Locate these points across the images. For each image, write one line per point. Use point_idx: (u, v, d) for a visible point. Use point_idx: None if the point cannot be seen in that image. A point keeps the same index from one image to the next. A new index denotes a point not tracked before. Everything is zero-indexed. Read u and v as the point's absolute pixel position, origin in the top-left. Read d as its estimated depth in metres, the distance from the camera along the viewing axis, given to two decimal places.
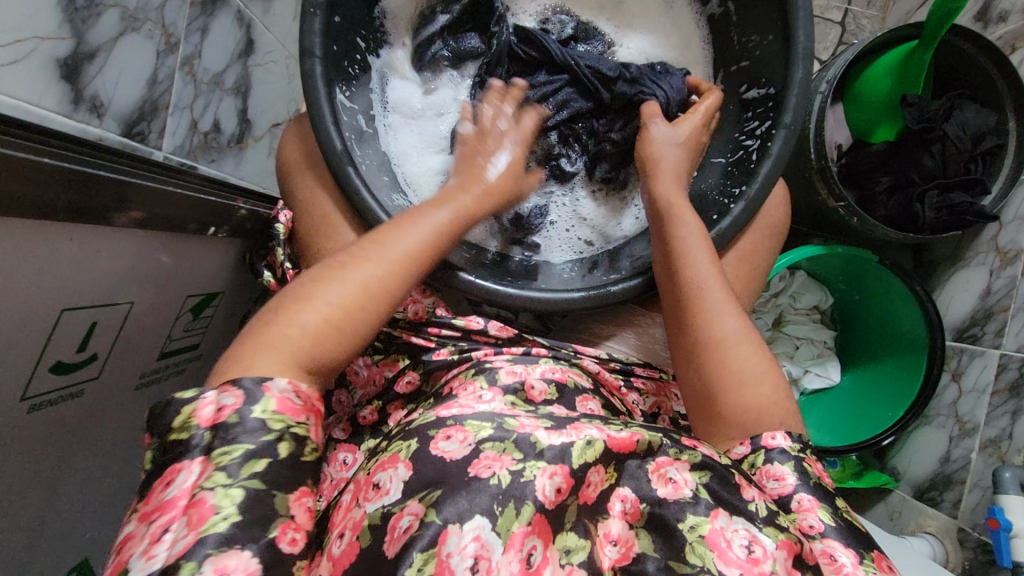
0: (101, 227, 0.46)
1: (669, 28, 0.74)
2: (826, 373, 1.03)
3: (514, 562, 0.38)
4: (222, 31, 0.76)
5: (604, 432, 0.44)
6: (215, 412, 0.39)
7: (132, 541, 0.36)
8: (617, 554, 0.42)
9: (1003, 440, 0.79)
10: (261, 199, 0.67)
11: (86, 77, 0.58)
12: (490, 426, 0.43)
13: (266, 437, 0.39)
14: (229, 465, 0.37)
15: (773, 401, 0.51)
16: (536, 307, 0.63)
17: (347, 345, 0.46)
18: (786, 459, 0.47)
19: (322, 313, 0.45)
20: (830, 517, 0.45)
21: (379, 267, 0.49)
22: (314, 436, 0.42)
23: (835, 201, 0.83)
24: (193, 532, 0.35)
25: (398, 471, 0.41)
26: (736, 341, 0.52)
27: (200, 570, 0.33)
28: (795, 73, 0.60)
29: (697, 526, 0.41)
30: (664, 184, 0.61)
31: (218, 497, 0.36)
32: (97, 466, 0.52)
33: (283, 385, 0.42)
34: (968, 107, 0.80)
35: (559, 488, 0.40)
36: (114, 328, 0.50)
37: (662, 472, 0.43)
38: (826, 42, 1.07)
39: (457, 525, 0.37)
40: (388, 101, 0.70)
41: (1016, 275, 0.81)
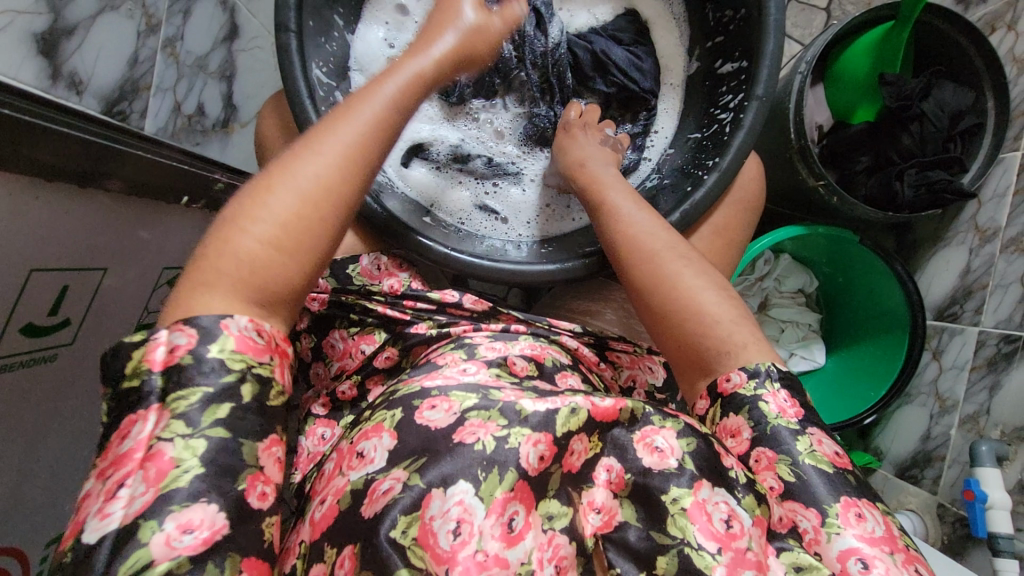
0: (84, 189, 0.48)
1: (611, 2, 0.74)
2: (812, 356, 1.04)
3: (496, 526, 0.38)
4: (205, 15, 0.77)
5: (588, 401, 0.44)
6: (168, 354, 0.40)
7: (93, 499, 0.37)
8: (599, 522, 0.41)
9: (981, 415, 0.80)
10: (241, 172, 0.67)
11: (64, 54, 0.58)
12: (475, 396, 0.44)
13: (229, 380, 0.40)
14: (187, 412, 0.38)
15: (727, 336, 0.50)
16: (514, 280, 0.65)
17: (314, 250, 0.46)
18: (740, 410, 0.47)
19: (269, 231, 0.44)
20: (788, 472, 0.44)
21: (324, 173, 0.46)
22: (277, 375, 0.43)
23: (815, 179, 0.83)
24: (150, 488, 0.36)
25: (382, 441, 0.42)
26: (685, 277, 0.53)
27: (163, 526, 0.34)
28: (767, 45, 0.61)
29: (680, 499, 0.40)
30: (597, 164, 0.65)
31: (177, 451, 0.37)
32: (73, 434, 0.53)
33: (243, 323, 0.42)
34: (945, 86, 0.82)
35: (542, 456, 0.41)
36: (87, 291, 0.51)
37: (647, 440, 0.43)
38: (811, 28, 1.08)
39: (440, 489, 0.38)
40: (353, 60, 0.70)
41: (994, 253, 0.82)
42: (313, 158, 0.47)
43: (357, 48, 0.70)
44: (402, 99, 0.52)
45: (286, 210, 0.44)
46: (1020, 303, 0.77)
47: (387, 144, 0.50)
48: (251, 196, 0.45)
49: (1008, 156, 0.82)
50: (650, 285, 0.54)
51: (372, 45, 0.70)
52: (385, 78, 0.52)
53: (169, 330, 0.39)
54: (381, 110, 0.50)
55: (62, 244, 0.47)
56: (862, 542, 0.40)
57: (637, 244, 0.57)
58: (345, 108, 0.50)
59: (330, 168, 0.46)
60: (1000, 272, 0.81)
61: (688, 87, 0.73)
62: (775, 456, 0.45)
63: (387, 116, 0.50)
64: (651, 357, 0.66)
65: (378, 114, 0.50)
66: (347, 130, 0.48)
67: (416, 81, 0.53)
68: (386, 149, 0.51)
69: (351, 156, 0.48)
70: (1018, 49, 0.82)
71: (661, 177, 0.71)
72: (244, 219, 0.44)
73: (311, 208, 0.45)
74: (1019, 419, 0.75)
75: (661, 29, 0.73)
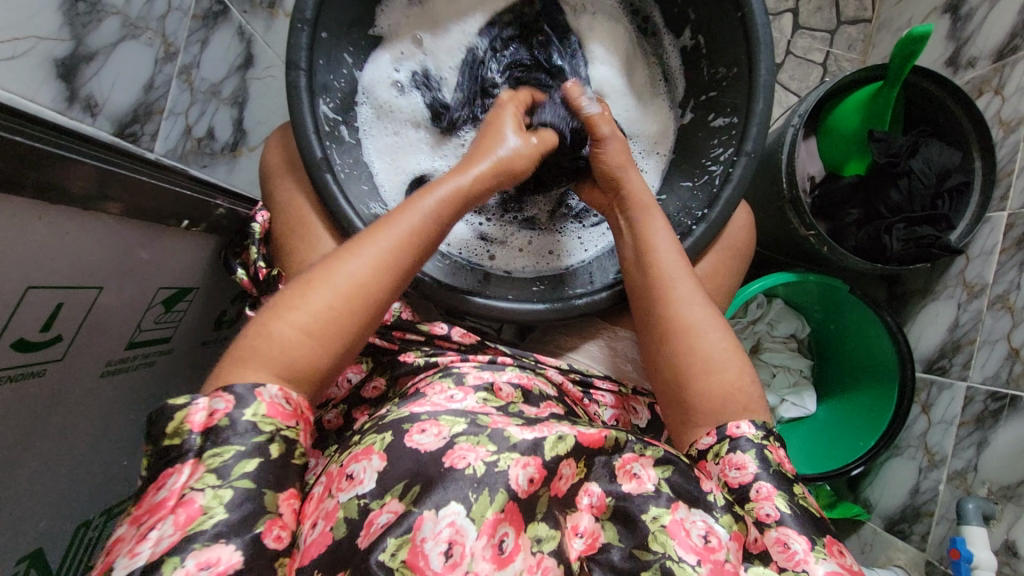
0: (86, 214, 0.49)
1: (620, 46, 0.76)
2: (802, 403, 1.04)
3: (487, 547, 0.40)
4: (222, 44, 0.80)
5: (575, 429, 0.48)
6: (208, 418, 0.44)
7: (121, 543, 0.40)
8: (583, 545, 0.45)
9: (968, 472, 0.80)
10: (242, 198, 0.69)
11: (83, 78, 0.60)
12: (463, 421, 0.47)
13: (258, 438, 0.44)
14: (219, 467, 0.42)
15: (737, 387, 0.55)
16: (504, 317, 0.66)
17: (340, 343, 0.51)
18: (750, 447, 0.51)
19: (304, 322, 0.49)
20: (785, 504, 0.48)
21: (357, 277, 0.51)
22: (301, 439, 0.47)
23: (806, 229, 0.85)
24: (179, 531, 0.39)
25: (372, 463, 0.44)
26: (706, 329, 0.57)
27: (184, 563, 0.38)
28: (757, 104, 0.64)
29: (659, 517, 0.45)
30: (635, 183, 0.66)
31: (207, 498, 0.41)
32: (54, 447, 0.53)
33: (274, 390, 0.47)
34: (933, 145, 0.84)
35: (531, 478, 0.43)
36: (81, 309, 0.52)
37: (628, 468, 0.47)
38: (808, 81, 1.11)
39: (432, 512, 0.40)
40: (362, 86, 0.73)
41: (982, 309, 0.83)
42: (357, 260, 0.52)
43: (366, 82, 0.73)
44: (435, 214, 0.57)
45: (326, 305, 0.50)
46: (1006, 360, 0.78)
47: (420, 252, 0.56)
48: (294, 290, 0.51)
49: (995, 216, 0.84)
50: (672, 329, 0.58)
51: (381, 71, 0.73)
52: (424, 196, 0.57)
53: (211, 396, 0.45)
54: (418, 223, 0.55)
55: (61, 263, 0.48)
56: (841, 568, 0.44)
57: (667, 283, 0.59)
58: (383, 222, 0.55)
59: (363, 272, 0.52)
60: (987, 329, 0.82)
61: (679, 138, 0.76)
62: (774, 490, 0.49)
63: (423, 229, 0.56)
64: (636, 398, 0.67)
65: (411, 228, 0.55)
66: (384, 241, 0.53)
67: (451, 198, 0.58)
68: (418, 258, 0.56)
69: (383, 265, 0.53)
70: (1004, 113, 0.85)
71: None
72: (284, 311, 0.49)
73: (338, 311, 0.50)
74: (1005, 478, 0.74)
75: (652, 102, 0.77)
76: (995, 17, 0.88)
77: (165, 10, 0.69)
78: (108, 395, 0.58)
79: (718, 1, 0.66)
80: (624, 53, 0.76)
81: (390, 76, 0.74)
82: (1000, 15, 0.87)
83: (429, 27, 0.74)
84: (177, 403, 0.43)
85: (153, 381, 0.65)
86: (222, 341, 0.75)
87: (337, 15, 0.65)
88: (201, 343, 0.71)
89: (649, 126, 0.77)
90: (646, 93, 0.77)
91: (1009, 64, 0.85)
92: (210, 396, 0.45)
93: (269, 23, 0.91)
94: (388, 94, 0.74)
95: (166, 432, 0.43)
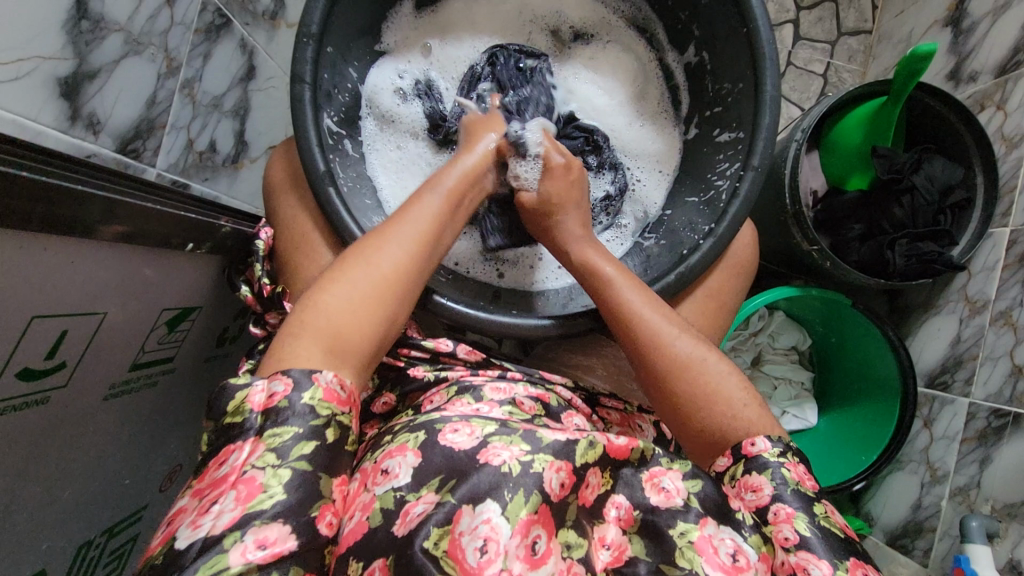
0: (88, 240, 0.49)
1: (625, 67, 0.78)
2: (803, 415, 1.04)
3: (521, 547, 0.41)
4: (224, 56, 0.80)
5: (605, 436, 0.49)
6: (267, 398, 0.44)
7: (182, 514, 0.40)
8: (610, 557, 0.46)
9: (971, 489, 0.80)
10: (243, 216, 0.69)
11: (85, 96, 0.60)
12: (494, 423, 0.48)
13: (315, 422, 0.44)
14: (278, 447, 0.42)
15: (739, 412, 0.54)
16: (507, 333, 0.65)
17: (383, 323, 0.51)
18: (767, 468, 0.50)
19: (346, 303, 0.49)
20: (805, 527, 0.47)
21: (389, 258, 0.52)
22: (353, 426, 0.47)
23: (809, 244, 0.85)
24: (239, 507, 0.39)
25: (407, 458, 0.45)
26: (703, 359, 0.57)
27: (243, 537, 0.38)
28: (764, 120, 0.64)
29: (686, 533, 0.45)
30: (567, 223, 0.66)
31: (266, 477, 0.40)
32: (55, 474, 0.52)
33: (330, 377, 0.46)
34: (935, 161, 0.84)
35: (563, 482, 0.45)
36: (85, 334, 0.51)
37: (655, 481, 0.48)
38: (808, 92, 1.12)
39: (470, 507, 0.41)
40: (366, 96, 0.73)
41: (984, 324, 0.83)
42: (390, 246, 0.53)
43: (374, 99, 0.73)
44: (450, 194, 0.59)
45: (362, 287, 0.50)
46: (1010, 377, 0.78)
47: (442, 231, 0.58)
48: (327, 278, 0.51)
49: (997, 231, 0.84)
50: (667, 371, 0.56)
51: (384, 79, 0.74)
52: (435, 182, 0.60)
53: (270, 378, 0.45)
54: (434, 204, 0.58)
55: (65, 289, 0.48)
56: None
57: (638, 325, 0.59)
58: (403, 210, 0.57)
59: (393, 253, 0.53)
60: (990, 344, 0.82)
61: (683, 156, 0.76)
62: (794, 512, 0.48)
63: (442, 211, 0.58)
64: (641, 416, 0.66)
65: (431, 209, 0.57)
66: (407, 225, 0.55)
67: (459, 185, 0.61)
68: (440, 238, 0.57)
69: (410, 244, 0.54)
70: (1006, 129, 0.85)
71: (655, 237, 0.74)
72: (322, 297, 0.49)
73: (378, 289, 0.51)
74: (1009, 496, 0.75)
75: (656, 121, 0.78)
76: (997, 31, 0.88)
77: (168, 25, 0.69)
78: (111, 417, 0.58)
79: (724, 18, 0.66)
80: (631, 74, 0.78)
81: (394, 83, 0.74)
82: (1002, 30, 0.87)
83: (435, 33, 0.76)
84: (239, 383, 0.44)
85: (157, 400, 0.64)
86: (225, 356, 0.74)
87: (342, 31, 0.65)
88: (205, 359, 0.70)
89: (654, 144, 0.77)
90: (653, 108, 0.78)
91: (1011, 80, 0.85)
92: (268, 379, 0.45)
93: (270, 34, 0.91)
94: (394, 113, 0.74)
95: (226, 412, 0.45)
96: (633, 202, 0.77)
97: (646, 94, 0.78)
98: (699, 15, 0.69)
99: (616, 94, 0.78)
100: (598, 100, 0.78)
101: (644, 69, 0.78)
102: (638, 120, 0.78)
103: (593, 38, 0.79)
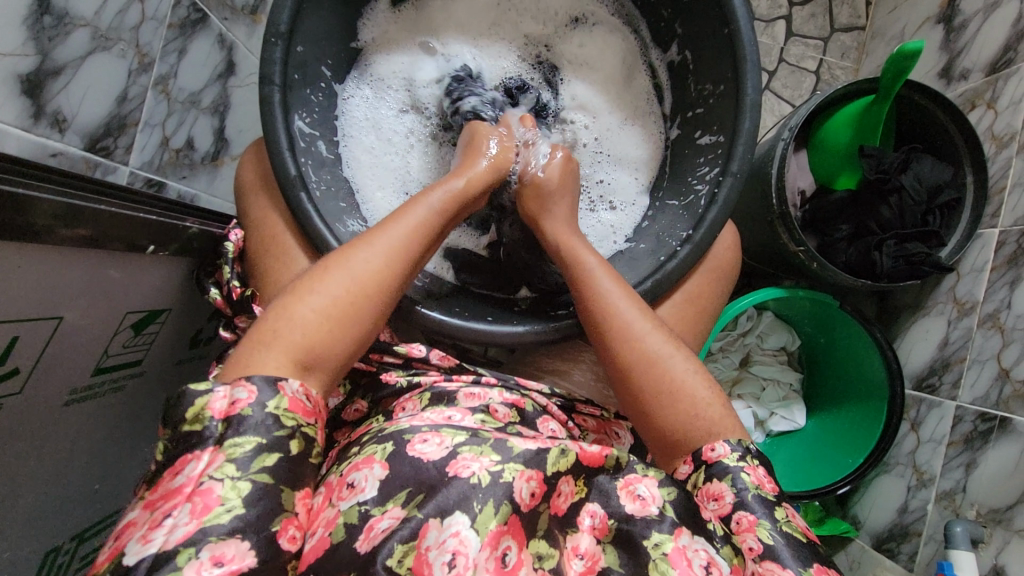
0: (45, 245, 0.47)
1: (614, 65, 0.76)
2: (792, 416, 1.03)
3: (489, 559, 0.41)
4: (200, 52, 0.78)
5: (577, 444, 0.49)
6: (229, 405, 0.42)
7: (132, 527, 0.39)
8: (582, 567, 0.45)
9: (956, 493, 0.79)
10: (213, 217, 0.67)
11: (49, 94, 0.58)
12: (464, 433, 0.47)
13: (279, 434, 0.43)
14: (239, 458, 0.41)
15: (699, 414, 0.53)
16: (483, 340, 0.63)
17: (357, 330, 0.50)
18: (726, 475, 0.49)
19: (323, 307, 0.49)
20: (768, 535, 0.46)
21: (372, 266, 0.52)
22: (318, 436, 0.46)
23: (795, 245, 0.84)
24: (195, 522, 0.37)
25: (374, 471, 0.44)
26: (667, 356, 0.55)
27: (198, 555, 0.36)
28: (743, 123, 0.63)
29: (661, 544, 0.45)
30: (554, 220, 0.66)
31: (226, 490, 0.39)
32: (14, 482, 0.51)
33: (295, 386, 0.45)
34: (924, 161, 0.83)
35: (534, 492, 0.44)
36: (41, 341, 0.50)
37: (630, 488, 0.48)
38: (800, 89, 1.10)
39: (437, 520, 0.41)
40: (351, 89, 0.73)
41: (972, 327, 0.82)
42: (364, 249, 0.52)
43: (364, 89, 0.74)
44: (444, 208, 0.58)
45: (341, 296, 0.49)
46: (996, 381, 0.77)
47: (430, 243, 0.57)
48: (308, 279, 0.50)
49: (986, 232, 0.83)
50: (637, 366, 0.55)
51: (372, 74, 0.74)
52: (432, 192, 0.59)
53: (234, 385, 0.43)
54: (427, 217, 0.57)
55: (18, 294, 0.47)
56: None
57: (611, 318, 0.58)
58: (395, 217, 0.56)
59: (378, 262, 0.52)
60: (977, 347, 0.81)
61: (667, 154, 0.75)
62: (756, 520, 0.47)
63: (432, 225, 0.57)
64: (619, 423, 0.65)
65: (424, 220, 0.56)
66: (396, 234, 0.54)
67: (455, 196, 0.60)
68: (427, 249, 0.57)
69: (396, 254, 0.53)
70: (997, 128, 0.83)
71: (634, 241, 0.73)
72: (299, 298, 0.48)
73: (357, 296, 0.50)
74: (995, 501, 0.74)
75: (643, 124, 0.76)
76: (990, 28, 0.87)
77: (139, 20, 0.67)
78: (75, 422, 0.56)
79: (705, 18, 0.65)
80: (619, 72, 0.76)
81: (380, 77, 0.74)
82: (994, 28, 0.86)
83: (427, 35, 0.75)
84: (200, 389, 0.42)
85: (126, 403, 0.63)
86: (200, 358, 0.73)
87: (315, 29, 0.64)
88: (177, 362, 0.69)
89: (639, 145, 0.76)
90: (642, 107, 0.76)
91: (1002, 78, 0.83)
92: (230, 385, 0.43)
93: (250, 29, 0.89)
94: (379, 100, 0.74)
95: (184, 418, 0.42)
96: (612, 209, 0.76)
97: (635, 88, 0.76)
98: (682, 12, 0.68)
99: (598, 87, 0.77)
100: (584, 98, 0.77)
101: (636, 67, 0.76)
102: (625, 119, 0.77)
103: (577, 29, 0.77)
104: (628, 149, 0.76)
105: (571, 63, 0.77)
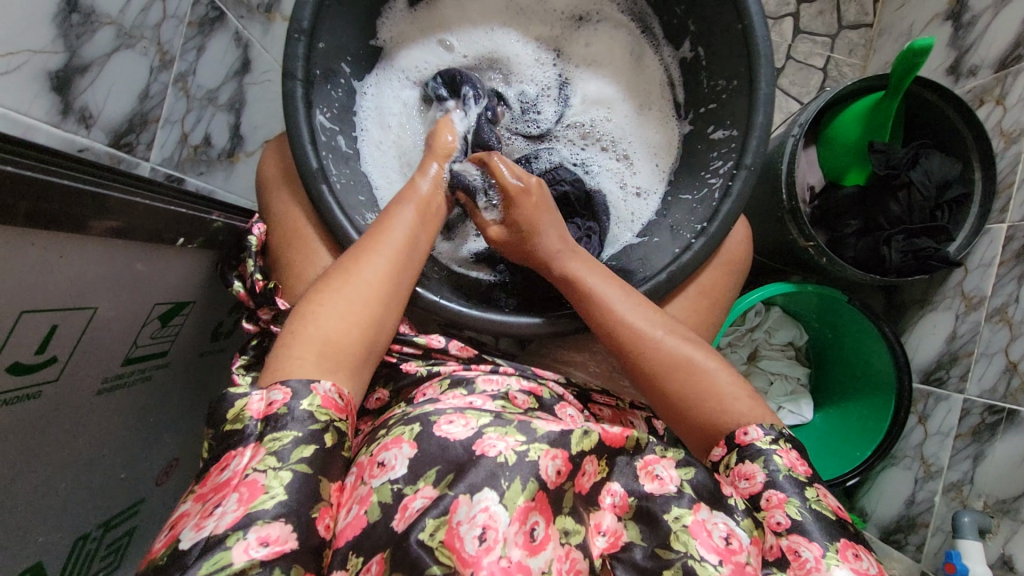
0: (79, 235, 0.49)
1: (621, 57, 0.78)
2: (799, 410, 1.04)
3: (518, 534, 0.41)
4: (218, 50, 0.79)
5: (599, 427, 0.50)
6: (265, 406, 0.45)
7: (185, 517, 0.41)
8: (605, 543, 0.46)
9: (964, 484, 0.81)
10: (235, 211, 0.69)
11: (77, 91, 0.59)
12: (488, 415, 0.49)
13: (314, 426, 0.45)
14: (278, 450, 0.43)
15: (738, 402, 0.56)
16: (498, 331, 0.65)
17: (373, 329, 0.53)
18: (759, 456, 0.51)
19: (337, 312, 0.51)
20: (798, 512, 0.48)
21: (375, 266, 0.54)
22: (349, 433, 0.48)
23: (805, 240, 0.84)
24: (242, 507, 0.40)
25: (403, 450, 0.45)
26: (696, 358, 0.57)
27: (246, 536, 0.38)
28: (757, 117, 0.64)
29: (681, 517, 0.45)
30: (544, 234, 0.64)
31: (268, 478, 0.41)
32: (47, 469, 0.52)
33: (327, 386, 0.48)
34: (933, 157, 0.83)
35: (559, 470, 0.45)
36: (75, 331, 0.51)
37: (649, 468, 0.49)
38: (808, 86, 1.11)
39: (467, 496, 0.41)
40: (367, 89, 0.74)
41: (980, 321, 0.83)
42: (366, 254, 0.55)
43: (380, 87, 0.75)
44: (425, 205, 0.62)
45: (353, 299, 0.52)
46: (1004, 373, 0.78)
47: (421, 239, 0.60)
48: (315, 291, 0.52)
49: (995, 227, 0.84)
50: (668, 366, 0.57)
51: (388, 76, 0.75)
52: (410, 193, 0.62)
53: (270, 387, 0.46)
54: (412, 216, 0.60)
55: (53, 286, 0.48)
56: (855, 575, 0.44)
57: (632, 330, 0.59)
58: (382, 219, 0.59)
59: (380, 264, 0.55)
60: (985, 341, 0.82)
61: (682, 150, 0.75)
62: (786, 498, 0.49)
63: (418, 220, 0.60)
64: (633, 412, 0.66)
65: (409, 217, 0.60)
66: (390, 234, 0.57)
67: (432, 197, 0.63)
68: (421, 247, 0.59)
69: (393, 254, 0.56)
70: (1006, 124, 0.84)
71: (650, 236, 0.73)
72: (313, 309, 0.51)
73: (368, 296, 0.53)
74: (1002, 492, 0.75)
75: (657, 111, 0.77)
76: (998, 26, 0.87)
77: (160, 19, 0.68)
78: (105, 410, 0.58)
79: (718, 16, 0.66)
80: (628, 62, 0.77)
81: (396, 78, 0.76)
82: (1002, 24, 0.86)
83: (444, 40, 0.77)
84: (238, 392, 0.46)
85: (152, 394, 0.64)
86: (220, 351, 0.74)
87: (335, 26, 0.65)
88: (199, 354, 0.70)
89: (654, 135, 0.77)
90: (651, 95, 0.77)
91: (1011, 75, 0.84)
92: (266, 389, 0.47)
93: (265, 28, 0.90)
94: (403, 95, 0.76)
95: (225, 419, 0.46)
96: (636, 206, 0.76)
97: (644, 71, 0.77)
98: (694, 10, 0.69)
99: (606, 82, 0.78)
100: (593, 90, 0.78)
101: (644, 56, 0.77)
102: (638, 112, 0.78)
103: (585, 20, 0.78)
104: (641, 138, 0.77)
105: (579, 56, 0.78)
